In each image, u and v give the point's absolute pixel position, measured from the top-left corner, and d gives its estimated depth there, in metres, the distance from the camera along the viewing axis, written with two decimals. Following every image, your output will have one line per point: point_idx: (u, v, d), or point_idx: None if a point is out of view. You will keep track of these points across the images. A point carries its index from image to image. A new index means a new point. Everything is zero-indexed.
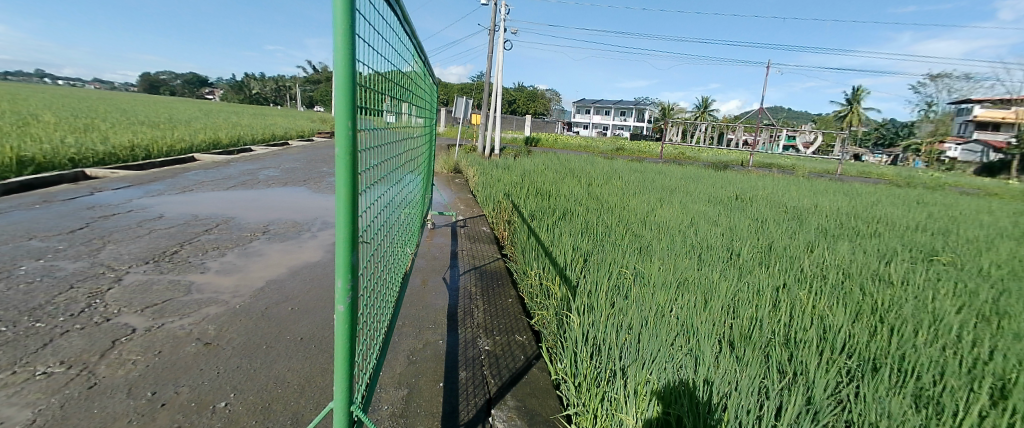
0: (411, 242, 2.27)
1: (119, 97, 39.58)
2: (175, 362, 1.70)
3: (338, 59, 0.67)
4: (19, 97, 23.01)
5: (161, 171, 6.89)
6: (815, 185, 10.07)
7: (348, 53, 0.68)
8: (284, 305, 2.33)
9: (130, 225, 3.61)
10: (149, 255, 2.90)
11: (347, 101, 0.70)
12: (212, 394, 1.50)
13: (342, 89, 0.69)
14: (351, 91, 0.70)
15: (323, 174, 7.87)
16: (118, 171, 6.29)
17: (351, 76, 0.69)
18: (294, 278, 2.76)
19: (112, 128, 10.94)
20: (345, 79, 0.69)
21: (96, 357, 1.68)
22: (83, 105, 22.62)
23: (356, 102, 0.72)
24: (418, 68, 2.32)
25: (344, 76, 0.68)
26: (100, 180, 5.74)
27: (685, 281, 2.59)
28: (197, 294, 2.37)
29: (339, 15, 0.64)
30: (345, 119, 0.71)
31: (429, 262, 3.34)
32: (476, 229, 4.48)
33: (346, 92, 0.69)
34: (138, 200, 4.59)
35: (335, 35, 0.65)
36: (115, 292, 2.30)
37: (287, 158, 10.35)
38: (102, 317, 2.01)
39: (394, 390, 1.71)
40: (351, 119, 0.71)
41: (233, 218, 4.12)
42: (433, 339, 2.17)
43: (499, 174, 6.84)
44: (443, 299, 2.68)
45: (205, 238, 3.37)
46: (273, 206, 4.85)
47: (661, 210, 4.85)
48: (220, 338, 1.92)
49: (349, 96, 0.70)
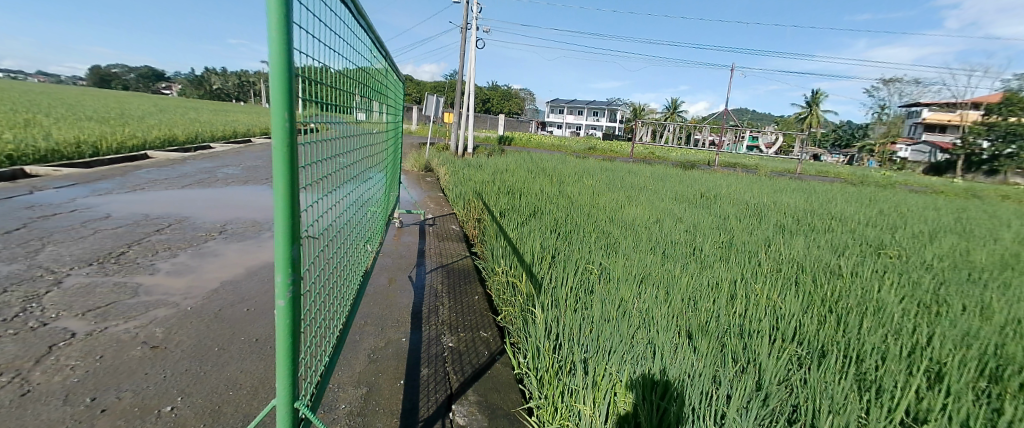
0: (373, 240, 2.24)
1: (66, 90, 37.36)
2: (119, 366, 1.62)
3: (273, 50, 0.66)
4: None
5: (110, 169, 6.52)
6: (779, 184, 10.50)
7: (283, 42, 0.66)
8: (239, 306, 2.25)
9: (76, 225, 3.40)
10: (94, 257, 2.74)
11: (283, 95, 0.68)
12: (158, 398, 1.45)
13: (279, 79, 0.67)
14: (288, 82, 0.69)
15: None
16: (62, 169, 5.91)
17: (287, 70, 0.68)
18: (251, 278, 2.67)
19: (55, 123, 10.24)
20: (280, 69, 0.67)
21: (30, 363, 1.59)
22: (22, 98, 21.34)
23: (294, 93, 0.71)
24: (382, 65, 2.27)
25: (279, 69, 0.67)
26: (41, 178, 5.37)
27: (648, 276, 2.66)
28: (145, 296, 2.26)
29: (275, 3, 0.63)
30: (283, 110, 0.70)
31: (396, 261, 3.30)
32: (445, 227, 4.46)
33: (283, 84, 0.68)
34: (83, 200, 4.32)
35: (270, 26, 0.64)
36: (54, 295, 2.16)
37: (250, 156, 10.00)
38: (37, 322, 1.89)
39: (354, 388, 1.68)
40: (289, 112, 0.70)
41: (189, 217, 3.96)
42: (396, 337, 2.14)
43: (471, 173, 6.82)
44: (409, 297, 2.65)
45: (156, 239, 3.22)
46: (234, 205, 4.67)
47: (629, 208, 4.96)
48: (168, 342, 1.83)
49: (287, 86, 0.68)
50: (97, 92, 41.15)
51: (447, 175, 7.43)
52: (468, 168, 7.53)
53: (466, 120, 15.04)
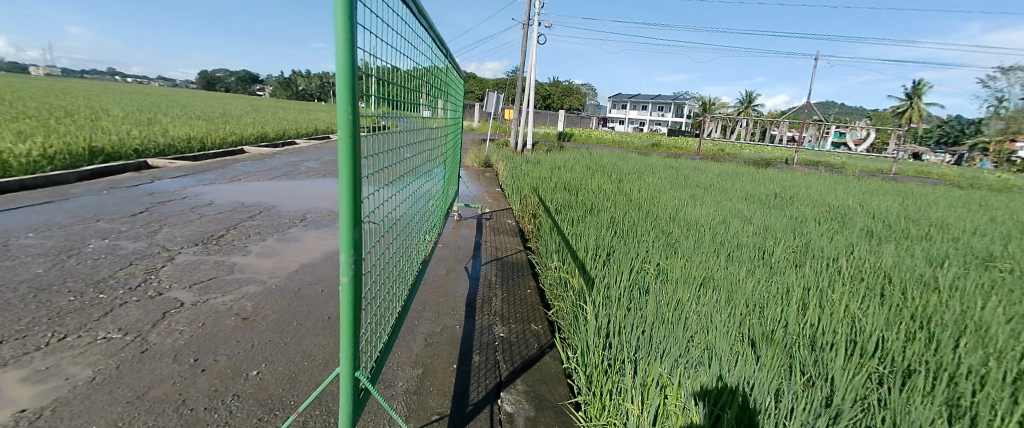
0: (433, 232, 2.36)
1: (178, 93, 43.11)
2: (215, 333, 1.87)
3: (339, 50, 0.73)
4: (96, 93, 25.65)
5: (214, 162, 7.46)
6: (869, 185, 9.38)
7: (348, 41, 0.73)
8: (314, 287, 2.48)
9: (186, 211, 3.94)
10: (199, 238, 3.17)
11: (347, 91, 0.76)
12: (246, 362, 1.66)
13: (343, 76, 0.75)
14: (351, 80, 0.76)
15: None
16: (177, 162, 6.86)
17: (351, 67, 0.75)
18: (325, 262, 2.93)
19: (173, 122, 11.89)
20: (345, 68, 0.74)
21: (148, 326, 1.88)
22: (147, 101, 24.97)
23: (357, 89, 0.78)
24: (443, 64, 2.37)
25: (344, 67, 0.74)
26: (161, 170, 6.27)
27: (707, 278, 2.53)
28: (239, 274, 2.58)
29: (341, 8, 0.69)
30: (347, 104, 0.77)
31: (453, 252, 3.44)
32: (501, 221, 4.56)
33: (347, 80, 0.75)
34: (193, 188, 4.99)
35: (337, 29, 0.72)
36: (168, 270, 2.54)
37: (327, 151, 10.91)
38: (155, 291, 2.23)
39: (409, 369, 1.80)
40: (352, 106, 0.78)
41: (275, 205, 4.42)
42: (451, 323, 2.25)
43: (528, 169, 6.88)
44: (464, 286, 2.76)
45: (248, 224, 3.64)
46: (312, 196, 5.13)
47: (691, 207, 4.73)
48: (256, 315, 2.08)
49: (350, 82, 0.75)
50: (202, 93, 46.99)
51: (504, 171, 7.55)
52: (525, 164, 7.60)
53: (524, 117, 15.14)
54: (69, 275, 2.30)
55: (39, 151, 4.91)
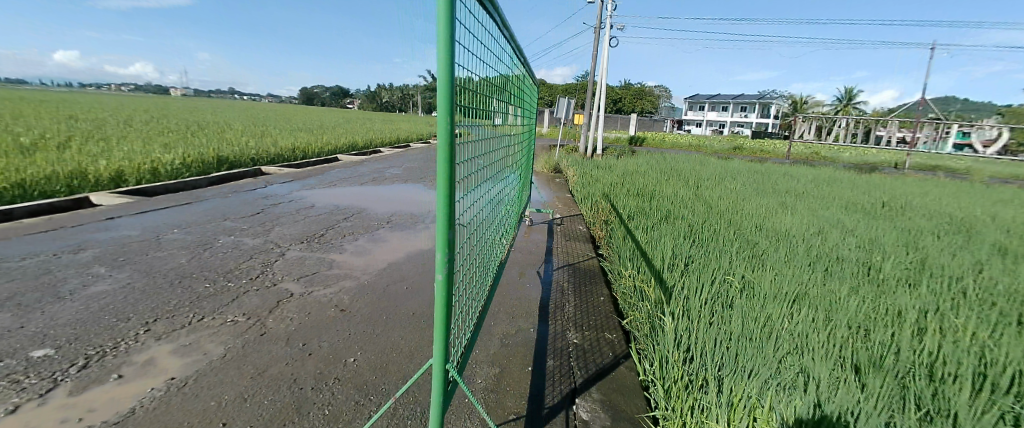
0: (509, 235, 2.46)
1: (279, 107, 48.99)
2: (319, 322, 2.09)
3: (440, 65, 0.83)
4: (220, 110, 30.10)
5: (314, 168, 8.34)
6: (1013, 194, 7.87)
7: (448, 56, 0.84)
8: (400, 284, 2.67)
9: (292, 213, 4.44)
10: (303, 237, 3.56)
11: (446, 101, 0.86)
12: (344, 350, 1.85)
13: (444, 88, 0.85)
14: (449, 91, 0.86)
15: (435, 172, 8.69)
16: (285, 169, 7.79)
17: (449, 79, 0.85)
18: (408, 261, 3.14)
19: (281, 134, 13.56)
20: (445, 81, 0.85)
21: (267, 312, 2.16)
22: (259, 115, 28.75)
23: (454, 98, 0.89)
24: (520, 72, 2.48)
25: (443, 79, 0.84)
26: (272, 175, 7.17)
27: (802, 295, 2.31)
28: (337, 270, 2.85)
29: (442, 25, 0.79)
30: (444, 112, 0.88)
31: (525, 257, 3.50)
32: (572, 228, 4.55)
33: (445, 92, 0.86)
34: (298, 192, 5.62)
35: (438, 47, 0.82)
36: (280, 264, 2.88)
37: (408, 158, 11.70)
38: (270, 282, 2.55)
39: (488, 368, 1.86)
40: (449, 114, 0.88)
41: (364, 209, 4.83)
42: (525, 326, 2.30)
43: (599, 174, 6.79)
44: (536, 291, 2.80)
45: (343, 225, 4.02)
46: (395, 200, 5.53)
47: (783, 216, 4.34)
48: (351, 307, 2.29)
49: (449, 93, 0.86)
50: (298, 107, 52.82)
51: (575, 177, 7.50)
52: (596, 169, 7.51)
53: (594, 122, 14.89)
54: (206, 265, 2.70)
55: (182, 161, 5.80)
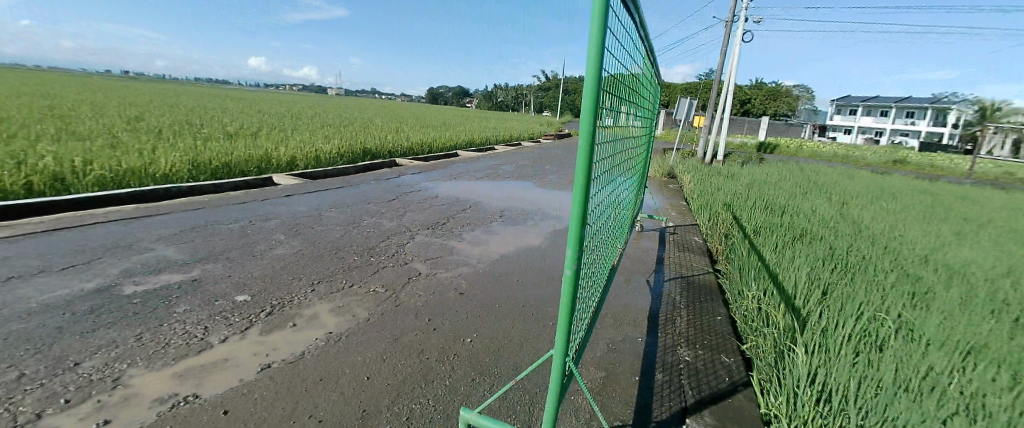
0: (625, 237, 2.45)
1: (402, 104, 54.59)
2: (442, 302, 2.29)
3: (589, 72, 0.94)
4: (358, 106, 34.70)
5: (441, 161, 8.81)
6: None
7: (597, 63, 0.93)
8: (512, 275, 2.77)
9: (419, 200, 4.88)
10: (429, 223, 3.84)
11: (590, 106, 0.96)
12: (462, 330, 2.02)
13: (590, 92, 0.95)
14: (593, 97, 0.96)
15: (545, 169, 8.73)
16: (418, 160, 8.36)
17: (595, 85, 0.95)
18: (520, 254, 3.20)
19: (409, 128, 15.00)
20: (591, 85, 0.95)
21: (400, 286, 2.44)
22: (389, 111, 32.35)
23: (598, 102, 0.98)
24: (649, 72, 2.43)
25: (590, 87, 0.95)
26: (407, 165, 7.76)
27: (998, 351, 1.82)
28: (456, 255, 3.06)
29: (597, 36, 0.89)
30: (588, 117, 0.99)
31: (633, 264, 3.39)
32: (687, 238, 4.25)
33: (590, 98, 0.96)
34: (426, 184, 6.02)
35: (589, 58, 0.93)
36: (410, 245, 3.19)
37: (522, 154, 11.79)
38: (402, 260, 2.85)
39: (593, 370, 1.88)
40: (591, 117, 0.98)
41: (481, 202, 5.02)
42: (632, 335, 2.25)
43: (722, 183, 6.18)
44: (645, 300, 2.71)
45: (463, 216, 4.27)
46: (507, 194, 5.73)
47: (978, 252, 3.45)
48: (469, 291, 2.46)
49: (594, 98, 0.96)
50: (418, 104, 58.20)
51: (692, 183, 6.93)
52: (718, 177, 6.85)
53: (720, 124, 13.47)
54: (353, 240, 3.16)
55: (336, 151, 6.74)
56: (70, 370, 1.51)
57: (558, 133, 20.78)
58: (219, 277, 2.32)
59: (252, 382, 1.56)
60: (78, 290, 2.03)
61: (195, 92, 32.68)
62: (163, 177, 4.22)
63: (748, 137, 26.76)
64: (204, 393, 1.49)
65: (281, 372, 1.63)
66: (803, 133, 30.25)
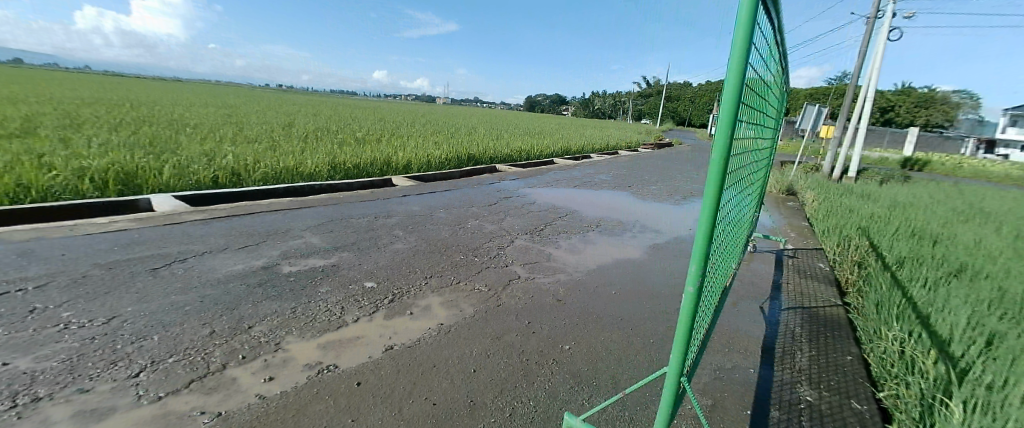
0: (739, 256, 2.28)
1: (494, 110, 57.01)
2: (541, 307, 2.35)
3: (728, 87, 0.92)
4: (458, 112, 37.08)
5: (539, 168, 8.85)
6: None
7: (738, 78, 0.91)
8: (610, 287, 2.73)
9: (518, 205, 4.99)
10: (527, 229, 3.94)
11: (726, 121, 0.94)
12: (561, 337, 2.05)
13: (728, 106, 0.93)
14: (731, 112, 0.94)
15: (643, 179, 8.35)
16: (516, 167, 8.51)
17: (735, 98, 0.93)
18: (617, 266, 3.16)
19: (506, 134, 15.50)
20: (730, 100, 0.93)
21: (501, 288, 2.56)
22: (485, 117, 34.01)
23: (736, 116, 0.95)
24: (778, 78, 2.23)
25: (728, 101, 0.93)
26: (507, 171, 7.93)
27: None
28: (554, 262, 3.10)
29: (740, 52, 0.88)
30: (723, 131, 0.97)
31: (743, 288, 3.12)
32: (809, 264, 3.77)
33: (727, 113, 0.94)
34: (525, 190, 6.10)
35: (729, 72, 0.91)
36: (510, 248, 3.31)
37: (618, 162, 11.39)
38: (502, 263, 2.98)
39: (698, 396, 1.78)
40: (727, 132, 0.96)
41: (577, 210, 4.99)
42: (743, 365, 2.08)
43: (858, 203, 5.33)
44: (757, 329, 2.48)
45: (560, 223, 4.29)
46: (603, 203, 5.61)
47: None
48: (566, 299, 2.48)
49: (732, 111, 0.93)
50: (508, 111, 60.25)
51: (818, 202, 6.06)
52: (851, 197, 5.92)
53: (857, 134, 11.50)
54: (458, 240, 3.38)
55: (445, 157, 7.14)
56: (247, 331, 1.87)
57: (655, 141, 19.74)
58: (351, 264, 2.66)
59: (378, 360, 1.77)
60: (251, 265, 2.50)
61: (324, 101, 37.87)
62: (306, 176, 4.95)
63: (890, 149, 22.56)
64: (342, 364, 1.72)
65: (401, 355, 1.82)
66: (966, 146, 24.71)
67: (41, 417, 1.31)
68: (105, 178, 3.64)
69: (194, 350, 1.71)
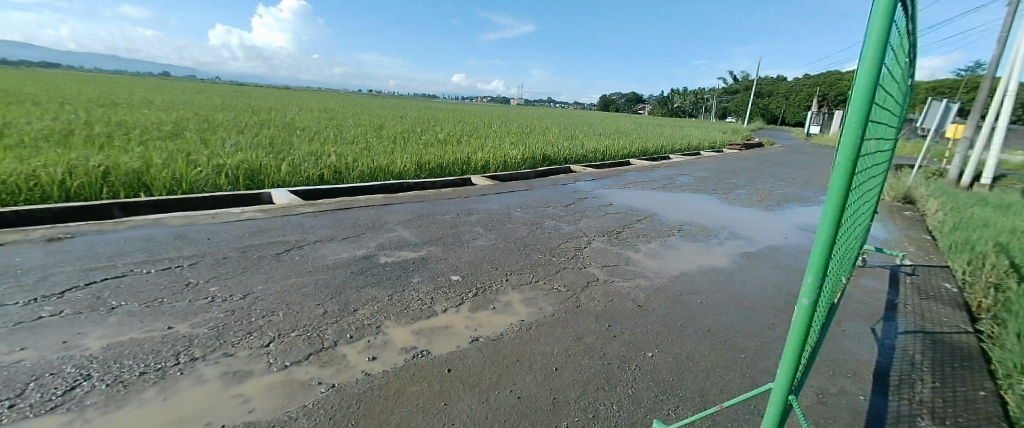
0: (847, 268, 2.05)
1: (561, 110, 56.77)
2: (622, 311, 2.32)
3: (860, 80, 0.83)
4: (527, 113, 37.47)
5: (613, 169, 8.64)
6: None
7: (876, 70, 0.82)
8: (696, 296, 2.61)
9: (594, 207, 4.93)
10: (605, 231, 3.90)
11: (857, 118, 0.85)
12: (643, 343, 2.02)
13: (860, 100, 0.84)
14: (863, 108, 0.84)
15: (728, 182, 7.78)
16: (590, 168, 8.39)
17: (867, 93, 0.83)
18: (701, 273, 3.01)
19: (579, 134, 15.31)
20: (862, 95, 0.84)
21: (580, 289, 2.57)
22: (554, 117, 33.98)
23: (870, 111, 0.85)
24: (903, 69, 1.96)
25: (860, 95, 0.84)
26: (581, 172, 7.84)
27: None
28: (633, 266, 3.04)
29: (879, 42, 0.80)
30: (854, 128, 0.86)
31: (847, 306, 2.82)
32: (933, 283, 3.28)
33: (858, 109, 0.85)
34: (601, 191, 6.00)
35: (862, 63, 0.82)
36: (588, 250, 3.30)
37: (699, 164, 10.75)
38: (581, 264, 2.99)
39: (798, 420, 1.65)
40: (859, 130, 0.86)
41: (657, 213, 4.82)
42: (850, 391, 1.89)
43: (1004, 216, 4.49)
44: (865, 353, 2.23)
45: (638, 226, 4.18)
46: (684, 207, 5.33)
47: None
48: (648, 305, 2.43)
49: (866, 106, 0.83)
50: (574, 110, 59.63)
51: (946, 213, 5.21)
52: (993, 208, 5.00)
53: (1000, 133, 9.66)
54: (536, 240, 3.43)
55: (520, 157, 7.26)
56: (353, 314, 2.07)
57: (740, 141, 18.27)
58: (438, 258, 2.84)
59: (465, 350, 1.87)
60: (353, 255, 2.77)
61: (402, 104, 40.40)
62: (395, 174, 5.33)
63: None
64: (433, 351, 1.85)
65: (486, 347, 1.91)
66: None
67: (198, 374, 1.58)
68: (237, 174, 4.26)
69: (311, 327, 1.94)
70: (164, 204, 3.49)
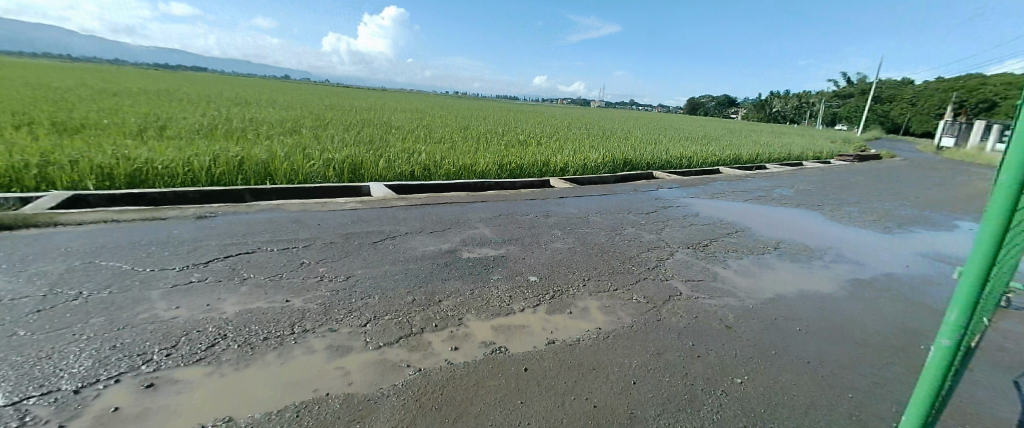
0: None
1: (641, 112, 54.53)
2: (707, 330, 2.20)
3: None
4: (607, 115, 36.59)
5: (700, 177, 8.10)
6: None
7: None
8: (793, 322, 2.37)
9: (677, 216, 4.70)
10: (689, 243, 3.70)
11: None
12: (730, 367, 1.89)
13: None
14: None
15: (838, 198, 6.88)
16: (673, 175, 7.97)
17: None
18: (800, 298, 2.74)
19: (663, 139, 14.59)
20: None
21: (662, 302, 2.48)
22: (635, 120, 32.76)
23: None
24: None
25: None
26: (664, 179, 7.47)
27: None
28: (721, 283, 2.85)
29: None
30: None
31: (991, 354, 2.37)
32: None
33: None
34: (686, 200, 5.69)
35: None
36: (670, 262, 3.16)
37: (802, 175, 9.66)
38: (662, 276, 2.88)
39: None
40: None
41: (750, 228, 4.44)
42: None
43: None
44: (1013, 411, 1.86)
45: (727, 240, 3.90)
46: (783, 223, 4.84)
47: None
48: (737, 326, 2.26)
49: None
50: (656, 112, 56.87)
51: None
52: None
53: None
54: (615, 247, 3.36)
55: (600, 161, 7.12)
56: (438, 304, 2.22)
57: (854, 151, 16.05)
58: (518, 258, 2.92)
59: (542, 351, 1.91)
60: (439, 248, 2.96)
61: (482, 105, 41.85)
62: (478, 173, 5.56)
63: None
64: (511, 348, 1.91)
65: (562, 351, 1.93)
66: None
67: (309, 344, 1.81)
68: (343, 168, 4.75)
69: (402, 312, 2.12)
70: (286, 192, 4.02)
